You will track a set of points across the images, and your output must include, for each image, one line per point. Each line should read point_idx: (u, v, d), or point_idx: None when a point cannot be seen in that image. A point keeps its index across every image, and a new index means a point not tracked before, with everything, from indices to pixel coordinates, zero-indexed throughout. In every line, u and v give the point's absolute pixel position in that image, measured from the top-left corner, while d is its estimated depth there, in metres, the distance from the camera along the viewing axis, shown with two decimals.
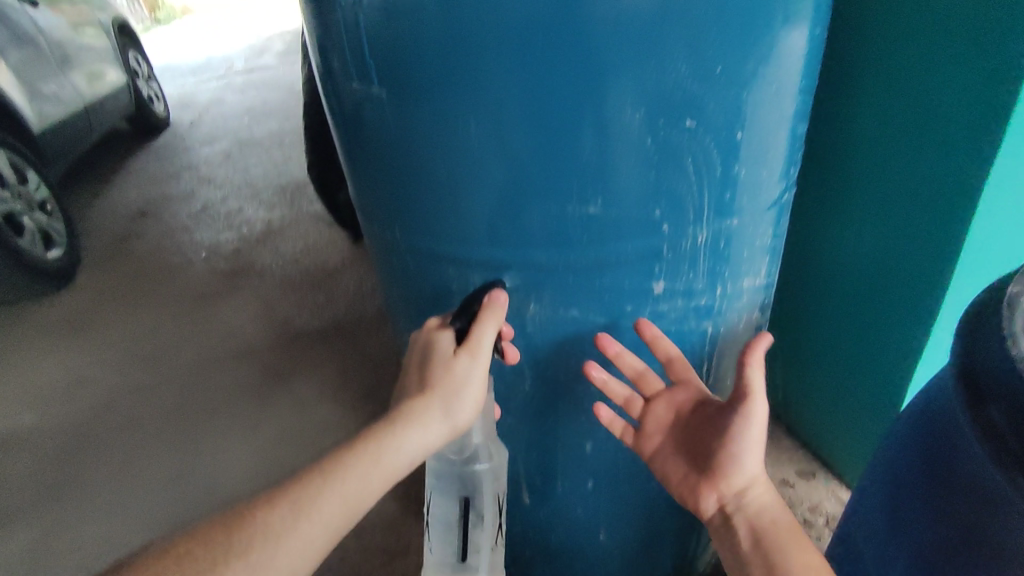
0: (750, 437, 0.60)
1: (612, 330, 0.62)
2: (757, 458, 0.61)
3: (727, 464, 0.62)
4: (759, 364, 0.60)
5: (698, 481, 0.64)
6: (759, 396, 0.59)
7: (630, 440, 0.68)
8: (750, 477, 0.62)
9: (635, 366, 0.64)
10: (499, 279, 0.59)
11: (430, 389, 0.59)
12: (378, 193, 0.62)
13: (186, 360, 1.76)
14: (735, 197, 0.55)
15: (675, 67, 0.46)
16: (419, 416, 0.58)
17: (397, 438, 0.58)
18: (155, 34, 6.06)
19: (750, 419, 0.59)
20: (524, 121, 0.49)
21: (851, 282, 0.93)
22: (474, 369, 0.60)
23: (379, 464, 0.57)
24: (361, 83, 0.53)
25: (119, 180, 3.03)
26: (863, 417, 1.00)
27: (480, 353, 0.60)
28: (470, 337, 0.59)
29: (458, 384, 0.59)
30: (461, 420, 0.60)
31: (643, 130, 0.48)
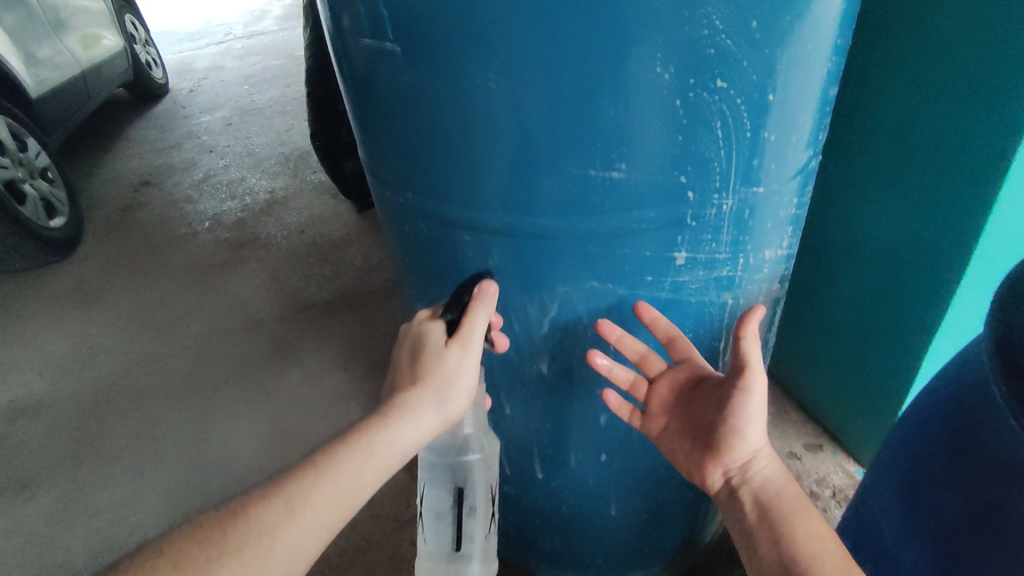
0: (748, 411, 0.60)
1: (614, 316, 0.62)
2: (758, 430, 0.62)
3: (729, 438, 0.62)
4: (752, 339, 0.60)
5: (703, 457, 0.64)
6: (757, 369, 0.59)
7: (637, 421, 0.69)
8: (752, 449, 0.62)
9: (636, 349, 0.64)
10: (487, 270, 0.61)
11: (422, 383, 0.60)
12: (391, 157, 0.60)
13: (192, 329, 1.76)
14: (762, 163, 0.53)
15: (709, 19, 0.44)
16: (412, 408, 0.60)
17: (391, 431, 0.59)
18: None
19: (749, 392, 0.60)
20: (546, 79, 0.47)
21: (869, 255, 0.91)
22: (465, 361, 0.61)
23: (373, 458, 0.58)
24: (376, 38, 0.51)
25: (120, 148, 2.99)
26: (876, 391, 1.00)
27: (471, 344, 0.61)
28: (460, 330, 0.60)
29: (449, 376, 0.61)
30: (452, 410, 0.62)
31: (673, 89, 0.46)
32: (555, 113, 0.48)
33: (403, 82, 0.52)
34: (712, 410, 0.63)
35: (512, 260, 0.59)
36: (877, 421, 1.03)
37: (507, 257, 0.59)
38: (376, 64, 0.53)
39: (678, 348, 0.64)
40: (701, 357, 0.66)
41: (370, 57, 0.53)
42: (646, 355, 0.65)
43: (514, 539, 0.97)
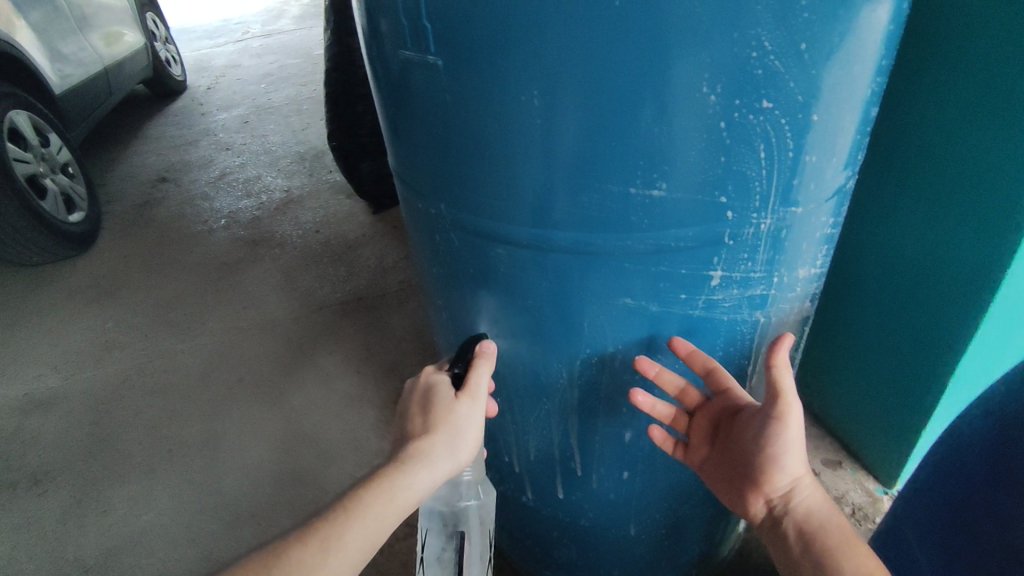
0: (785, 440, 0.60)
1: (650, 353, 0.63)
2: (797, 458, 0.61)
3: (769, 468, 0.61)
4: (784, 367, 0.59)
5: (743, 488, 0.63)
6: (792, 397, 0.59)
7: (680, 454, 0.71)
8: (792, 478, 0.61)
9: (675, 383, 0.64)
10: (480, 331, 0.70)
11: (436, 430, 0.64)
12: (425, 168, 0.60)
13: (207, 327, 1.77)
14: (802, 183, 0.53)
15: (757, 39, 0.43)
16: (428, 454, 0.63)
17: (409, 476, 0.61)
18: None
19: (785, 421, 0.59)
20: (589, 96, 0.46)
21: (896, 274, 0.90)
22: (473, 412, 0.65)
23: (394, 501, 0.60)
24: (416, 49, 0.51)
25: (138, 143, 3.02)
26: (899, 410, 0.99)
27: (478, 396, 0.66)
28: (470, 383, 0.65)
29: (459, 425, 0.64)
30: (463, 457, 0.65)
31: (717, 108, 0.45)
32: (596, 131, 0.48)
33: (442, 97, 0.52)
34: (749, 440, 0.62)
35: (544, 273, 0.59)
36: (901, 440, 1.01)
37: (541, 272, 0.59)
38: (415, 76, 0.53)
39: (716, 379, 0.64)
40: (738, 387, 0.65)
41: (409, 69, 0.53)
42: (684, 389, 0.65)
43: (530, 549, 0.97)
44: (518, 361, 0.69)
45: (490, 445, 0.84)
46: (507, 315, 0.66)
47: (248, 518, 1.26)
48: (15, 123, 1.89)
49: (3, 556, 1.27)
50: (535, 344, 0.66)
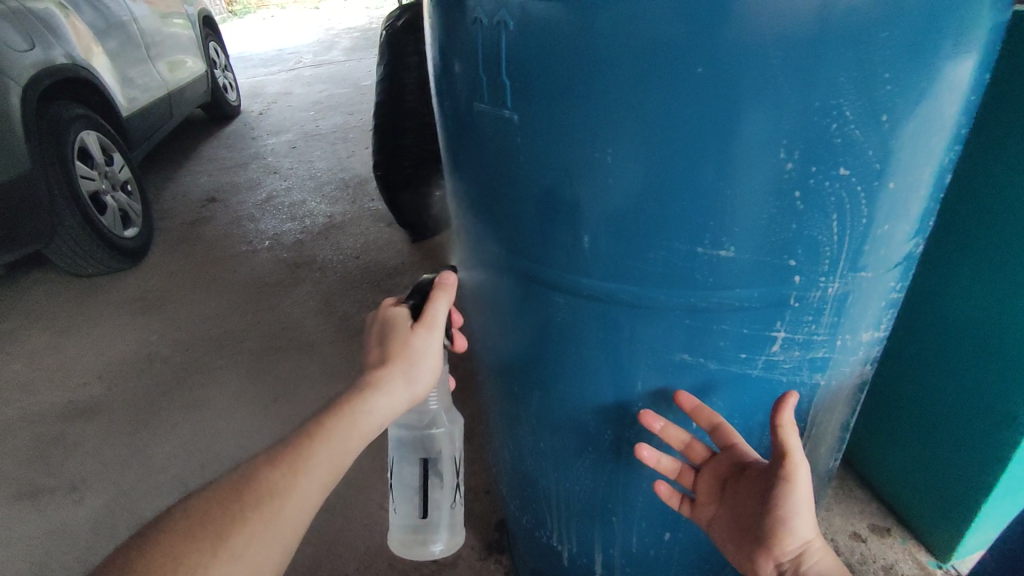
0: (794, 501, 0.57)
1: (656, 408, 0.63)
2: (807, 521, 0.58)
3: (779, 530, 0.58)
4: (790, 427, 0.57)
5: (752, 550, 0.61)
6: (800, 458, 0.57)
7: (687, 510, 0.68)
8: (802, 541, 0.59)
9: (680, 437, 0.63)
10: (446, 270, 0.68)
11: (393, 359, 0.62)
12: (486, 212, 0.61)
13: (246, 345, 1.81)
14: (872, 249, 0.52)
15: (840, 108, 0.43)
16: (385, 382, 0.61)
17: (369, 403, 0.60)
18: (235, 23, 6.30)
19: (793, 482, 0.57)
20: (660, 156, 0.47)
21: (959, 337, 0.88)
22: (430, 343, 0.64)
23: (355, 428, 0.59)
24: (492, 103, 0.53)
25: (192, 164, 3.15)
26: (957, 480, 0.95)
27: (435, 327, 0.65)
28: (426, 315, 0.64)
29: (416, 356, 0.63)
30: (421, 387, 0.64)
31: (793, 173, 0.45)
32: (664, 190, 0.48)
33: (512, 148, 0.53)
34: (759, 500, 0.60)
35: (600, 322, 0.59)
36: (957, 511, 0.96)
37: (594, 320, 0.59)
38: (486, 126, 0.55)
39: (722, 436, 0.62)
40: (745, 443, 0.63)
41: (480, 120, 0.55)
42: (691, 443, 0.64)
43: None
44: (567, 406, 0.69)
45: (530, 489, 0.83)
46: (559, 360, 0.66)
47: None
48: (85, 143, 1.99)
49: (35, 562, 1.29)
50: (585, 390, 0.66)
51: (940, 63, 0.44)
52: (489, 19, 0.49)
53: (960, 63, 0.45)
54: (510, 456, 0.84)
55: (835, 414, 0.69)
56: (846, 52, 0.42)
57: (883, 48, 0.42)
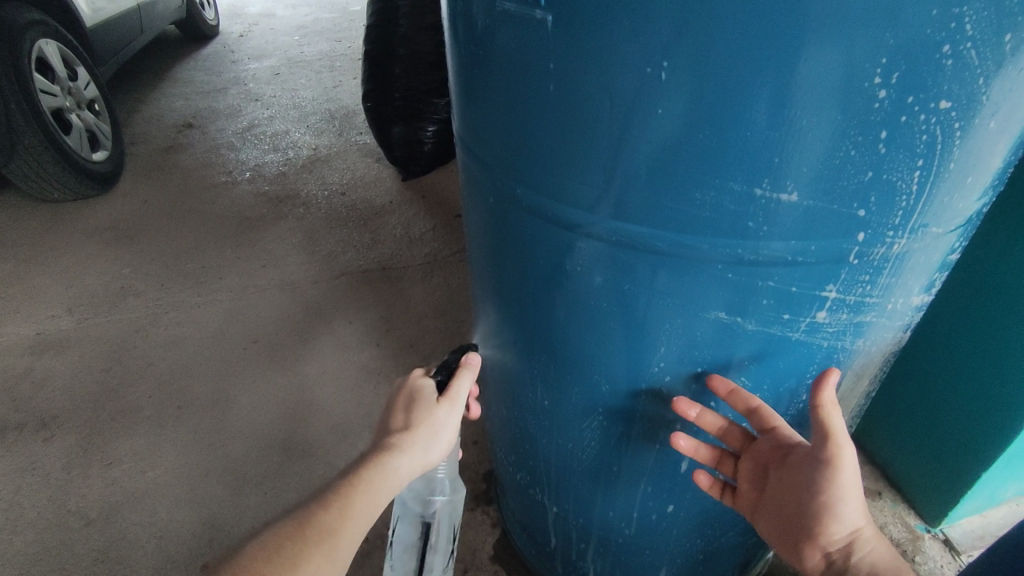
0: (842, 486, 0.54)
1: (703, 393, 0.59)
2: (857, 507, 0.56)
3: (826, 517, 0.55)
4: (832, 407, 0.54)
5: (796, 540, 0.58)
6: (844, 439, 0.54)
7: (729, 499, 0.66)
8: (853, 529, 0.56)
9: (717, 424, 0.60)
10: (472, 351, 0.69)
11: (415, 426, 0.61)
12: (500, 141, 0.53)
13: (225, 283, 1.72)
14: (949, 200, 0.45)
15: (959, 22, 0.35)
16: (408, 443, 0.60)
17: (396, 461, 0.58)
18: None
19: (840, 464, 0.54)
20: (726, 76, 0.39)
21: (985, 303, 0.83)
22: (451, 417, 0.63)
23: (384, 484, 0.57)
24: (521, 4, 0.43)
25: (166, 86, 2.94)
26: (960, 448, 0.92)
27: (457, 403, 0.64)
28: (451, 389, 0.64)
29: (436, 427, 0.62)
30: (434, 458, 0.62)
31: (885, 102, 0.38)
32: (720, 118, 0.40)
33: (538, 58, 0.45)
34: (802, 487, 0.57)
35: (628, 274, 0.52)
36: (957, 480, 0.95)
37: (615, 270, 0.52)
38: (510, 35, 0.46)
39: (761, 419, 0.57)
40: (787, 425, 0.60)
41: (501, 24, 0.46)
42: (728, 430, 0.61)
43: (548, 552, 0.93)
44: (579, 362, 0.63)
45: (527, 445, 0.79)
46: (573, 315, 0.59)
47: (254, 486, 1.21)
48: (43, 53, 1.82)
49: (5, 498, 1.23)
50: (601, 348, 0.60)
51: None
52: None
53: None
54: (509, 412, 0.79)
55: (863, 384, 0.65)
56: None
57: None
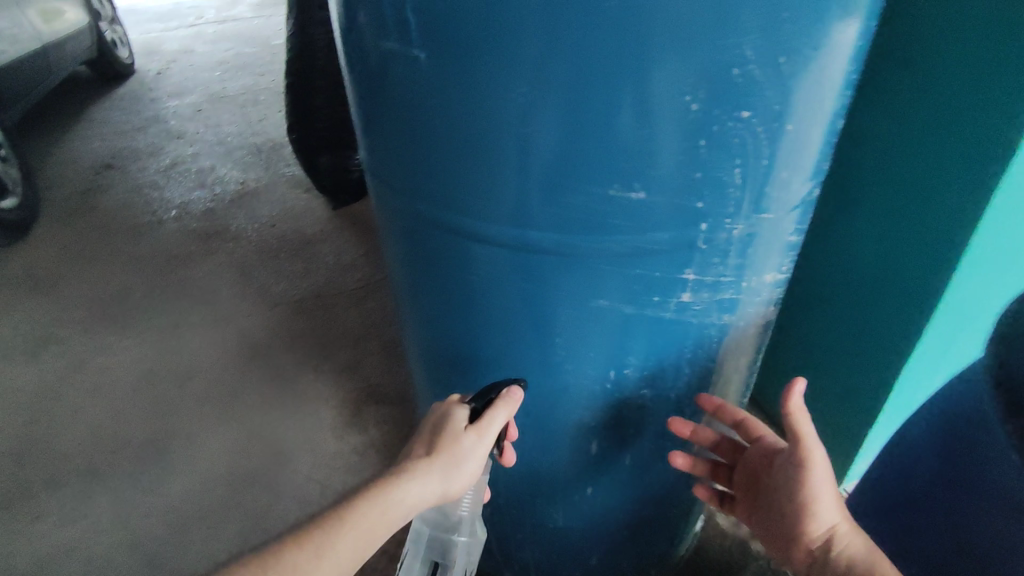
0: (813, 484, 0.64)
1: (601, 377, 0.66)
2: (830, 503, 0.63)
3: (804, 513, 0.64)
4: (803, 417, 0.64)
5: (783, 536, 0.67)
6: (813, 442, 0.64)
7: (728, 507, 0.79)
8: (829, 526, 0.63)
9: (711, 437, 0.73)
10: (520, 378, 0.68)
11: (436, 454, 0.62)
12: (399, 163, 0.59)
13: (155, 323, 1.69)
14: (773, 191, 0.55)
15: (741, 48, 0.44)
16: (423, 471, 0.61)
17: (402, 489, 0.59)
18: None
19: (811, 463, 0.64)
20: (572, 98, 0.47)
21: (854, 281, 0.94)
22: (477, 448, 0.64)
23: (384, 514, 0.58)
24: (397, 42, 0.50)
25: (81, 127, 2.86)
26: (847, 411, 1.03)
27: (487, 434, 0.64)
28: (483, 418, 0.64)
29: (459, 457, 0.63)
30: (454, 487, 0.63)
31: (699, 115, 0.47)
32: (575, 134, 0.48)
33: (422, 91, 0.52)
34: (783, 486, 0.67)
35: (521, 272, 0.59)
36: (848, 442, 1.06)
37: (514, 271, 0.59)
38: (393, 70, 0.53)
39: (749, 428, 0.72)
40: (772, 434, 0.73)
41: (387, 63, 0.53)
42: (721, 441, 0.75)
43: (491, 551, 0.97)
44: (494, 357, 0.69)
45: None
46: (481, 317, 0.66)
47: (198, 523, 1.20)
48: None
49: None
50: (510, 344, 0.66)
51: (827, 5, 0.46)
52: None
53: (846, 7, 0.47)
54: None
55: (742, 356, 0.74)
56: None
57: None
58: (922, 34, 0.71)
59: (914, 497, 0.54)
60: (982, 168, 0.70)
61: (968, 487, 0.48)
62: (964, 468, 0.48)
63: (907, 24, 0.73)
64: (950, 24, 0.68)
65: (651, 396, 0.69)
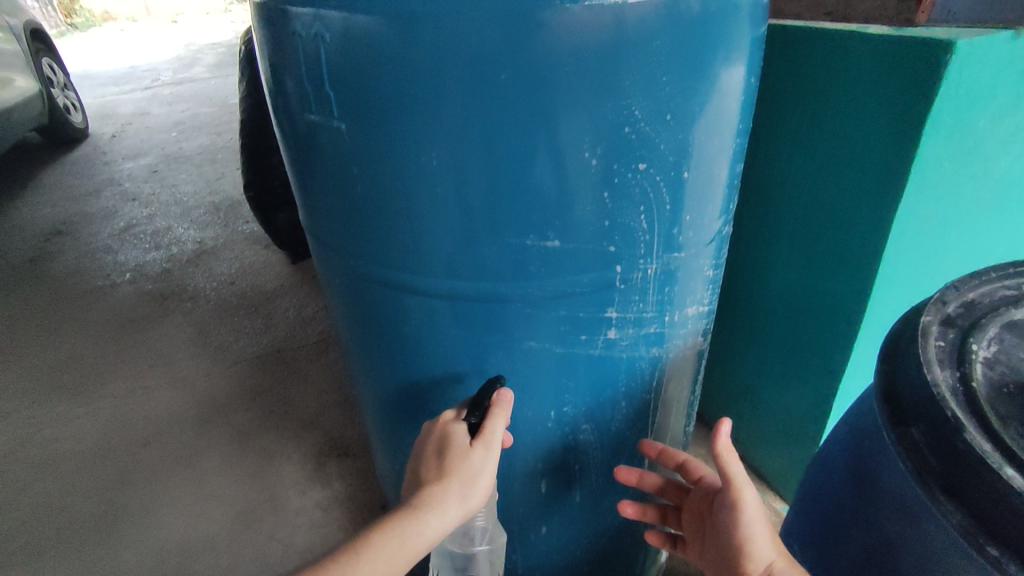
0: (745, 524, 0.59)
1: (543, 416, 0.69)
2: (765, 540, 0.58)
3: (739, 553, 0.59)
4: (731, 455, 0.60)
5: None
6: (742, 481, 0.60)
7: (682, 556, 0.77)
8: (766, 565, 0.58)
9: (656, 483, 0.74)
10: (500, 376, 0.65)
11: (448, 476, 0.59)
12: (332, 223, 0.62)
13: (109, 389, 1.65)
14: (682, 231, 0.60)
15: (630, 108, 0.50)
16: (438, 499, 0.58)
17: (421, 520, 0.57)
18: (74, 54, 5.79)
19: (741, 501, 0.60)
20: (484, 160, 0.51)
21: (783, 308, 0.98)
22: (487, 461, 0.61)
23: (404, 546, 0.56)
24: (321, 114, 0.55)
25: (32, 195, 2.82)
26: (791, 433, 1.06)
27: (493, 446, 0.61)
28: (485, 430, 0.61)
29: (472, 475, 0.60)
30: (475, 503, 0.61)
31: (600, 169, 0.52)
32: (492, 192, 0.53)
33: (349, 161, 0.55)
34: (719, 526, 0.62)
35: (454, 320, 0.62)
36: (795, 465, 1.08)
37: (448, 320, 0.62)
38: (319, 139, 0.57)
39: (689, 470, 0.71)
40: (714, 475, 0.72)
41: (316, 137, 0.57)
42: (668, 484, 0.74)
43: None
44: (437, 403, 0.71)
45: None
46: (422, 365, 0.68)
47: None
48: None
49: None
50: (452, 388, 0.69)
51: (706, 68, 0.52)
52: (307, 31, 0.51)
53: (725, 67, 0.53)
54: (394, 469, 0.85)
55: (681, 387, 0.77)
56: (634, 60, 0.48)
57: (656, 53, 0.48)
58: (815, 81, 0.79)
59: (840, 511, 0.56)
60: (883, 197, 0.77)
61: (877, 502, 0.50)
62: (871, 484, 0.51)
63: (800, 73, 0.81)
64: (837, 71, 0.76)
65: (591, 430, 0.72)
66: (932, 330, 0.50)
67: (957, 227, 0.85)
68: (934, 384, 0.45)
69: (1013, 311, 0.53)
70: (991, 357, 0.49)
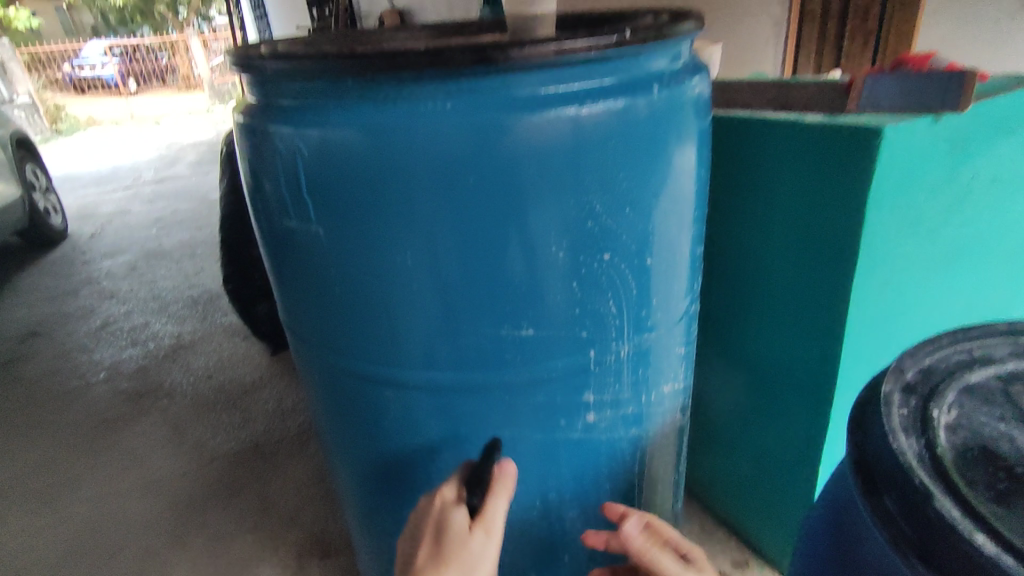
0: None
1: (527, 503, 0.68)
2: None
3: None
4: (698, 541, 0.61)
5: None
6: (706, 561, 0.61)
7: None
8: None
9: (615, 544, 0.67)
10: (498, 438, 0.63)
11: (446, 564, 0.54)
12: (310, 320, 0.64)
13: (76, 497, 1.57)
14: (650, 313, 0.62)
15: (591, 206, 0.54)
16: None
17: None
18: (57, 157, 5.93)
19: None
20: (457, 257, 0.54)
21: (758, 377, 1.00)
22: (488, 549, 0.57)
23: None
24: (300, 221, 0.58)
25: (6, 297, 2.80)
26: (780, 506, 1.04)
27: (493, 533, 0.58)
28: (487, 513, 0.58)
29: (470, 565, 0.55)
30: None
31: (566, 261, 0.55)
32: (465, 286, 0.55)
33: (327, 262, 0.58)
34: None
35: (434, 410, 0.62)
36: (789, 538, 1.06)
37: (427, 410, 0.63)
38: (297, 242, 0.60)
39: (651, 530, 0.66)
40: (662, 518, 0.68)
41: (294, 240, 0.59)
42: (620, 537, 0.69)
43: None
44: (419, 495, 0.70)
45: None
46: (403, 456, 0.68)
47: None
48: None
49: None
50: (435, 478, 0.68)
51: (658, 165, 0.56)
52: (288, 147, 0.55)
53: (676, 163, 0.58)
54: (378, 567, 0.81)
55: (664, 465, 0.77)
56: (591, 163, 0.53)
57: (611, 156, 0.53)
58: (763, 164, 0.86)
59: None
60: (838, 267, 0.81)
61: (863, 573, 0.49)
62: (855, 556, 0.51)
63: (749, 158, 0.88)
64: (783, 156, 0.83)
65: (577, 514, 0.71)
66: (893, 398, 0.52)
67: (915, 287, 0.89)
68: (899, 452, 0.46)
69: (969, 374, 0.55)
70: (952, 422, 0.51)
